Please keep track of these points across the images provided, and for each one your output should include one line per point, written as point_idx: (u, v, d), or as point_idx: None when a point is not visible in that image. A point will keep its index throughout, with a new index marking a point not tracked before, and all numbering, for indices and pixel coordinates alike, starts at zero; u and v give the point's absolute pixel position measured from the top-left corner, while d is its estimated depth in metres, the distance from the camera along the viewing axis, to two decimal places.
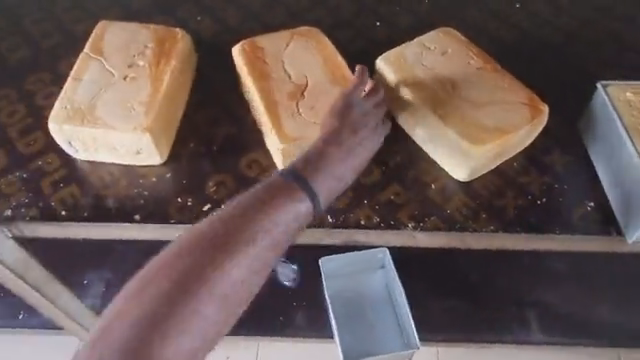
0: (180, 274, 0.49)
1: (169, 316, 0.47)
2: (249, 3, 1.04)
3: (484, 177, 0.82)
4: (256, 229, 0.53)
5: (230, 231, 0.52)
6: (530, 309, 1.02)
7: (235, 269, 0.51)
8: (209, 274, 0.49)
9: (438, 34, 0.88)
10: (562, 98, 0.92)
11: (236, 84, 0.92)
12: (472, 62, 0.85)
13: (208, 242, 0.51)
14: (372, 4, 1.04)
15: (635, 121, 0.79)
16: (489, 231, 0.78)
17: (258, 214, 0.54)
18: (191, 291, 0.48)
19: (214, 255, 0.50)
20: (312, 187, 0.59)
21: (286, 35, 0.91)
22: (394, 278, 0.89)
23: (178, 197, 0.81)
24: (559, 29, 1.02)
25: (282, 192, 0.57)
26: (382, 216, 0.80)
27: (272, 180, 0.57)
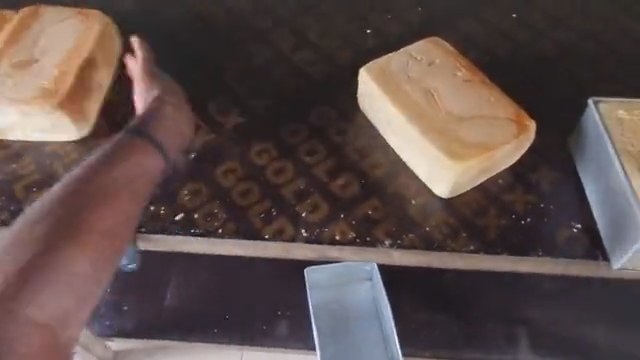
0: (40, 241, 0.60)
1: (40, 262, 0.59)
2: (236, 5, 1.01)
3: (468, 194, 0.79)
4: (105, 191, 0.67)
5: (79, 189, 0.66)
6: (521, 324, 1.00)
7: (98, 217, 0.65)
8: (67, 238, 0.62)
9: (425, 44, 0.85)
10: (552, 113, 0.89)
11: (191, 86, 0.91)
12: (458, 74, 0.82)
13: (62, 206, 0.64)
14: (362, 12, 1.02)
15: (626, 142, 0.75)
16: (469, 252, 0.75)
17: (103, 181, 0.68)
18: (55, 243, 0.61)
19: (70, 220, 0.63)
20: (144, 155, 0.75)
21: (73, 11, 0.91)
22: (381, 290, 0.80)
23: (151, 205, 0.79)
24: (555, 42, 0.99)
25: (127, 157, 0.73)
26: (358, 231, 0.77)
27: (108, 153, 0.72)
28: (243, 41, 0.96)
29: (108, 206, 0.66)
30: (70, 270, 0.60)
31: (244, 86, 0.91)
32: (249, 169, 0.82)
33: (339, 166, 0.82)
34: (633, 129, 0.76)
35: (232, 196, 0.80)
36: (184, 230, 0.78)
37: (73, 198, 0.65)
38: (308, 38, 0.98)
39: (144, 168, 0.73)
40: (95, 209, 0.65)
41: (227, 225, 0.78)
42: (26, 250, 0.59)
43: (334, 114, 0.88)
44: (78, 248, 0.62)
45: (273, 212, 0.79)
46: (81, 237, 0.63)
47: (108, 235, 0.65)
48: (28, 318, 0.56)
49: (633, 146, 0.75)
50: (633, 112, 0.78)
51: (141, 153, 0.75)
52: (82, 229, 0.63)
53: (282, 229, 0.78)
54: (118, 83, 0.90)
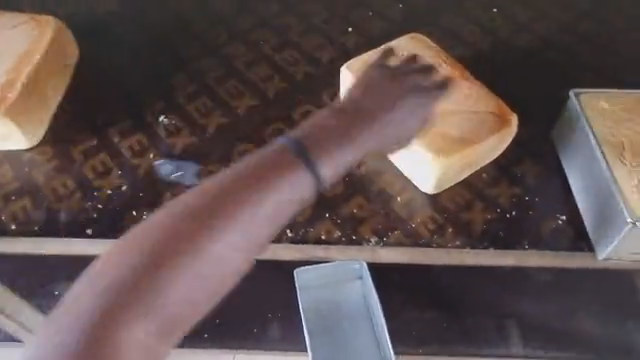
0: (157, 246, 0.46)
1: (111, 315, 0.42)
2: (217, 6, 1.01)
3: (453, 189, 0.79)
4: (243, 205, 0.50)
5: (208, 205, 0.49)
6: None
7: (214, 243, 0.47)
8: (165, 272, 0.45)
9: (406, 41, 0.85)
10: (535, 105, 0.89)
11: (170, 90, 0.90)
12: (440, 68, 0.81)
13: (175, 229, 0.47)
14: (344, 10, 1.02)
15: (607, 132, 0.75)
16: (455, 247, 0.75)
17: (255, 168, 0.53)
18: (140, 284, 0.44)
19: (204, 213, 0.48)
20: (332, 150, 0.59)
21: (26, 16, 0.88)
22: (372, 290, 0.70)
23: (133, 210, 0.78)
24: (536, 35, 0.99)
25: (287, 171, 0.53)
26: (343, 230, 0.77)
27: (261, 156, 0.55)
28: (224, 44, 0.96)
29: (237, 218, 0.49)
30: (222, 268, 0.47)
31: (226, 87, 0.91)
32: None
33: None
34: (613, 119, 0.76)
35: None
36: None
37: (235, 195, 0.50)
38: (290, 38, 0.98)
39: (336, 165, 0.58)
40: (235, 198, 0.50)
41: None
42: (128, 266, 0.45)
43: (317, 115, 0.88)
44: (208, 247, 0.47)
45: None
46: (213, 230, 0.48)
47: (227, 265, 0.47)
48: (143, 332, 0.43)
49: (615, 135, 0.74)
50: (613, 103, 0.78)
51: (293, 166, 0.54)
52: (232, 222, 0.48)
53: None
54: (98, 89, 0.90)
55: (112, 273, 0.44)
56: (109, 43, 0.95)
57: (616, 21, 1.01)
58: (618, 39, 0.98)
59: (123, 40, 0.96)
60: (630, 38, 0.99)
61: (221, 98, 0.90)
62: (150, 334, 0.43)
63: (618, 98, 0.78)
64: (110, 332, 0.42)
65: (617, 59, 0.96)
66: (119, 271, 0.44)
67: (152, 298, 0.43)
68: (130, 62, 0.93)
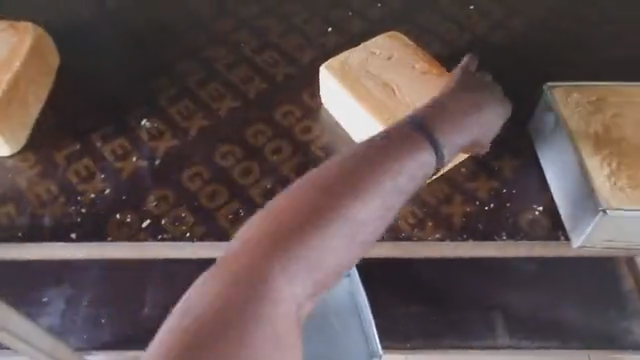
0: (307, 212, 0.46)
1: (253, 284, 0.43)
2: (198, 10, 1.02)
3: (433, 184, 0.81)
4: (378, 179, 0.50)
5: (333, 179, 0.48)
6: (499, 310, 0.97)
7: (348, 217, 0.47)
8: (298, 246, 0.44)
9: (384, 39, 0.86)
10: (512, 100, 0.91)
11: (153, 93, 0.91)
12: (416, 66, 0.83)
13: (308, 204, 0.46)
14: (323, 11, 1.03)
15: (579, 124, 0.77)
16: (434, 240, 0.77)
17: (385, 143, 0.53)
18: (276, 255, 0.44)
19: (344, 180, 0.48)
20: (453, 126, 0.59)
21: (6, 24, 0.89)
22: (358, 286, 0.92)
23: (117, 213, 0.79)
24: (512, 31, 1.01)
25: (403, 150, 0.53)
26: None
27: (386, 136, 0.53)
28: (206, 47, 0.97)
29: (368, 193, 0.48)
30: (359, 234, 0.47)
31: (208, 89, 0.92)
32: (215, 172, 0.83)
33: (304, 165, 0.84)
34: (586, 112, 0.78)
35: (199, 200, 0.80)
36: (150, 237, 0.77)
37: (368, 164, 0.50)
38: (271, 40, 0.99)
39: (454, 143, 0.59)
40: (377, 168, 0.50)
41: (195, 229, 0.78)
42: (265, 233, 0.45)
43: (299, 114, 0.89)
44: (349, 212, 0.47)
45: (241, 212, 0.79)
46: (352, 197, 0.48)
47: (360, 238, 0.47)
48: (294, 291, 0.44)
49: (587, 127, 0.77)
50: (586, 95, 0.80)
51: (419, 145, 0.54)
52: (369, 190, 0.49)
53: None
54: (80, 94, 0.90)
55: (248, 245, 0.44)
56: (90, 48, 0.96)
57: (590, 16, 1.03)
58: (591, 34, 1.01)
59: (105, 45, 0.96)
60: (604, 32, 1.01)
61: (203, 99, 0.91)
62: (296, 297, 0.44)
63: (592, 91, 0.80)
64: (254, 295, 0.42)
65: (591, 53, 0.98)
66: (256, 241, 0.44)
67: (297, 264, 0.44)
68: (111, 67, 0.94)
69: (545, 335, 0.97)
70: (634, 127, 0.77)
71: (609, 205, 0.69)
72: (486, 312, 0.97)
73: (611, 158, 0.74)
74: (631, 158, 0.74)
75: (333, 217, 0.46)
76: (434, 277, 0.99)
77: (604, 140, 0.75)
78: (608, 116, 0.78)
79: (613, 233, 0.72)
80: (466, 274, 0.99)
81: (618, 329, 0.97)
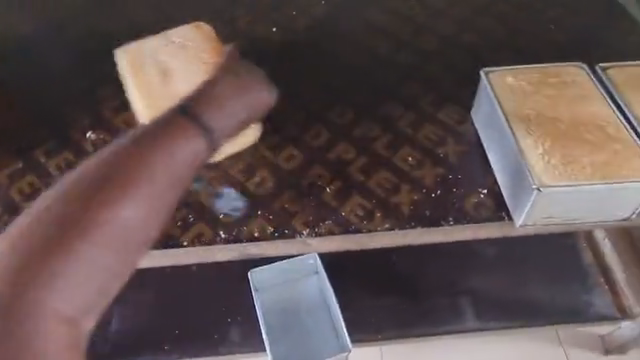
0: (57, 224, 0.40)
1: (17, 301, 0.37)
2: (141, 18, 1.01)
3: (379, 175, 0.82)
4: (157, 165, 0.45)
5: (92, 179, 0.43)
6: (467, 295, 1.05)
7: (111, 213, 0.41)
8: (69, 245, 0.39)
9: (190, 29, 0.89)
10: (455, 87, 0.93)
11: (96, 104, 0.90)
12: (202, 56, 0.86)
13: (75, 198, 0.42)
14: (267, 10, 1.03)
15: (515, 106, 0.79)
16: (384, 230, 0.77)
17: (169, 125, 0.49)
18: (47, 262, 0.38)
19: (98, 188, 0.42)
20: (218, 114, 0.53)
21: None
22: (325, 281, 0.89)
23: None
24: (453, 20, 1.03)
25: (172, 139, 0.47)
26: (275, 225, 0.78)
27: (162, 122, 0.49)
28: None
29: (143, 182, 0.44)
30: (149, 224, 0.42)
31: None
32: None
33: (254, 164, 0.83)
34: (521, 94, 0.81)
35: None
36: None
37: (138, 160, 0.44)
38: None
39: (219, 129, 0.53)
40: (154, 162, 0.45)
41: None
42: (56, 221, 0.40)
43: None
44: (113, 214, 0.41)
45: (190, 218, 0.78)
46: (126, 191, 0.43)
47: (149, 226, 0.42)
48: (62, 305, 0.38)
49: (521, 109, 0.79)
50: (521, 78, 0.83)
51: (185, 136, 0.48)
52: (136, 179, 0.44)
53: (201, 232, 0.77)
54: (20, 111, 0.89)
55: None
56: (29, 63, 0.94)
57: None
58: (531, 17, 1.03)
59: (44, 59, 0.95)
60: (542, 15, 1.03)
61: None
62: (68, 303, 0.38)
63: (526, 74, 0.83)
64: (33, 286, 0.38)
65: (531, 36, 1.00)
66: (21, 251, 0.39)
67: (48, 272, 0.38)
68: (52, 80, 0.92)
69: (512, 314, 1.03)
70: (567, 106, 0.80)
71: (541, 182, 0.72)
72: (454, 298, 1.04)
73: (546, 136, 0.76)
74: (566, 135, 0.76)
75: (107, 218, 0.41)
76: (408, 268, 1.08)
77: (538, 119, 0.78)
78: (542, 97, 0.80)
79: (552, 208, 0.74)
80: (436, 260, 1.09)
81: (575, 302, 1.05)
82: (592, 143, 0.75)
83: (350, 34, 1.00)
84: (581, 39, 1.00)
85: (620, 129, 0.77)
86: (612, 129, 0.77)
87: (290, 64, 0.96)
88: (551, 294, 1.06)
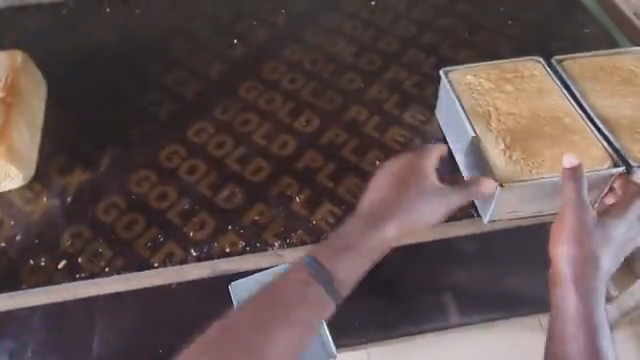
0: (242, 335, 0.44)
1: None
2: (102, 41, 1.01)
3: (348, 181, 0.83)
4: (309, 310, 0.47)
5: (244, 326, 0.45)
6: (449, 292, 0.89)
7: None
8: None
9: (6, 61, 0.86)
10: (419, 88, 0.94)
11: (59, 130, 0.89)
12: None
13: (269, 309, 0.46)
14: (228, 23, 1.03)
15: (475, 103, 0.80)
16: None
17: (333, 239, 0.52)
18: None
19: (247, 319, 0.45)
20: (409, 218, 0.55)
21: None
22: None
23: (30, 258, 0.76)
24: (413, 21, 1.04)
25: (337, 259, 0.51)
26: (247, 239, 0.78)
27: (337, 237, 0.52)
28: (113, 77, 0.96)
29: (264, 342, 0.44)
30: None
31: (117, 118, 0.91)
32: (131, 201, 0.81)
33: (222, 179, 0.83)
34: (481, 91, 0.82)
35: (115, 230, 0.78)
36: (68, 277, 0.75)
37: (274, 305, 0.46)
38: (177, 60, 0.98)
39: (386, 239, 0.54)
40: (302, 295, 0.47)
41: (114, 262, 0.76)
42: (235, 339, 0.44)
43: (213, 129, 0.89)
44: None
45: (160, 238, 0.77)
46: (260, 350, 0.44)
47: None
48: None
49: (482, 106, 0.80)
50: (480, 76, 0.84)
51: (374, 227, 0.54)
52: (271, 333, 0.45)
53: (171, 252, 0.77)
54: None
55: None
56: None
57: None
58: (488, 14, 1.05)
59: None
60: (499, 12, 1.05)
61: (111, 128, 0.90)
62: None
63: (485, 71, 0.84)
64: None
65: (490, 32, 1.02)
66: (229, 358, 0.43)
67: None
68: None
69: (495, 307, 0.90)
70: (527, 101, 0.81)
71: (503, 178, 0.73)
72: (437, 296, 0.89)
73: (507, 132, 0.77)
74: (526, 130, 0.78)
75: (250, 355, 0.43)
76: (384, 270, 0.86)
77: (498, 116, 0.79)
78: (501, 93, 0.82)
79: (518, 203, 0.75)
80: (416, 260, 0.87)
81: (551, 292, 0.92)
82: (552, 136, 0.77)
83: (311, 42, 1.01)
84: (538, 33, 1.02)
85: (579, 121, 0.78)
86: (571, 121, 0.78)
87: (254, 76, 0.96)
88: (533, 283, 0.91)
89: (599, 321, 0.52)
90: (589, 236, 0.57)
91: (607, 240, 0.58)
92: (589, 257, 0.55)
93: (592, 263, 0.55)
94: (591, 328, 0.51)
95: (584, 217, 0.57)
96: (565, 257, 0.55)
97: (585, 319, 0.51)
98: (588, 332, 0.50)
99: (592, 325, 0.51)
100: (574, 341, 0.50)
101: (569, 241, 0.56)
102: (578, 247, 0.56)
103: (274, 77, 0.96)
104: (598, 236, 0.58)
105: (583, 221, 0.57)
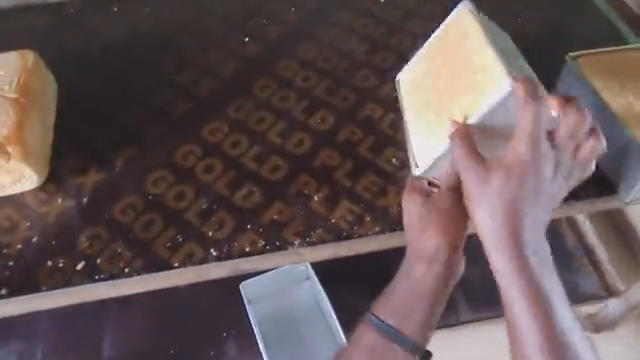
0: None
1: None
2: (112, 41, 1.00)
3: (366, 179, 0.83)
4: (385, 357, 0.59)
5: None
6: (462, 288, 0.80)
7: None
8: None
9: (15, 58, 0.84)
10: None
11: (72, 130, 0.88)
12: (5, 89, 0.81)
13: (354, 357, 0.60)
14: (239, 21, 1.02)
15: (415, 94, 0.73)
16: (375, 233, 0.78)
17: (386, 304, 0.61)
18: None
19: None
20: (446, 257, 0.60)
21: None
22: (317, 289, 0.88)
23: (48, 260, 0.75)
24: (425, 17, 1.04)
25: (399, 318, 0.60)
26: (267, 238, 0.77)
27: (380, 306, 0.61)
28: (124, 76, 0.95)
29: None
30: None
31: (130, 117, 0.90)
32: (148, 202, 0.80)
33: (239, 178, 0.83)
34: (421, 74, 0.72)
35: (133, 231, 0.78)
36: (88, 279, 0.74)
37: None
38: (189, 59, 0.97)
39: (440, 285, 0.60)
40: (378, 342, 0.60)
41: (133, 263, 0.75)
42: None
43: (228, 127, 0.89)
44: None
45: (179, 238, 0.77)
46: None
47: None
48: None
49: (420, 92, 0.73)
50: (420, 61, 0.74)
51: (422, 280, 0.60)
52: None
53: (191, 252, 0.76)
54: None
55: None
56: None
57: None
58: (499, 10, 1.05)
59: None
60: (509, 8, 1.05)
61: (124, 127, 0.89)
62: None
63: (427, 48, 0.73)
64: None
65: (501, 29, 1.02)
66: None
67: None
68: None
69: None
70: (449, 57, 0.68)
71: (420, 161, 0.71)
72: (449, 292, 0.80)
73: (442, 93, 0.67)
74: (462, 75, 0.65)
75: None
76: None
77: (452, 62, 0.67)
78: (415, 74, 0.74)
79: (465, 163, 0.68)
80: None
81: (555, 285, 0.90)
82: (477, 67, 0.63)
83: (323, 40, 1.00)
84: (549, 28, 1.02)
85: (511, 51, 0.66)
86: (470, 49, 0.65)
87: (266, 74, 0.95)
88: None
89: (536, 257, 0.53)
90: (494, 179, 0.54)
91: (519, 165, 0.54)
92: (511, 197, 0.53)
93: (509, 207, 0.53)
94: (529, 268, 0.52)
95: (486, 172, 0.55)
96: (481, 216, 0.54)
97: (520, 265, 0.52)
98: (522, 278, 0.52)
99: (528, 264, 0.52)
100: (515, 288, 0.52)
101: (483, 203, 0.54)
102: (489, 192, 0.54)
103: (287, 75, 0.95)
104: (508, 169, 0.54)
105: (487, 179, 0.54)
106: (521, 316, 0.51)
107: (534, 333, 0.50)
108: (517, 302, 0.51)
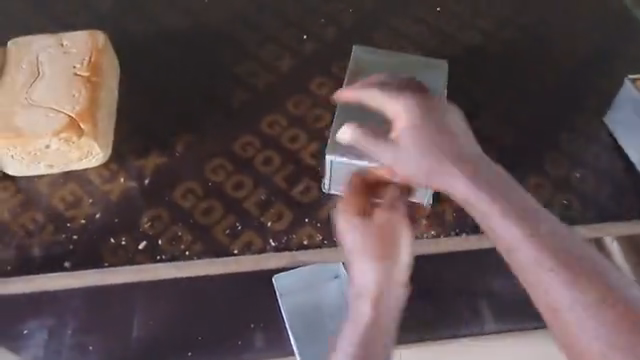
0: None
1: None
2: (171, 26, 0.99)
3: None
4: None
5: None
6: (488, 301, 0.85)
7: None
8: None
9: (86, 36, 0.84)
10: (489, 96, 0.96)
11: (134, 112, 0.90)
12: (77, 67, 0.81)
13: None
14: (297, 18, 1.01)
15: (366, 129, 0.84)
16: (429, 237, 0.82)
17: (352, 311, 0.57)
18: None
19: None
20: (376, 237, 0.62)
21: None
22: (350, 290, 0.80)
23: (111, 237, 0.79)
24: (486, 26, 1.02)
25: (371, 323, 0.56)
26: (325, 234, 0.80)
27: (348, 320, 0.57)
28: (183, 62, 0.96)
29: None
30: None
31: (189, 104, 0.91)
32: (207, 188, 0.83)
33: (297, 172, 0.85)
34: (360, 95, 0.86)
35: (194, 216, 0.81)
36: (150, 259, 0.78)
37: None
38: (248, 51, 0.97)
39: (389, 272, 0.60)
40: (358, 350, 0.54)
41: (194, 247, 0.79)
42: None
43: (287, 123, 0.90)
44: None
45: (238, 226, 0.80)
46: None
47: None
48: None
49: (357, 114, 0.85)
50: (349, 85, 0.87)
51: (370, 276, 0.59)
52: None
53: (250, 241, 0.80)
54: None
55: None
56: None
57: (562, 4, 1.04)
58: (564, 25, 1.02)
59: None
60: (574, 23, 1.03)
61: (183, 114, 0.90)
62: None
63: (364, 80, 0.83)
64: None
65: (562, 44, 1.01)
66: None
67: None
68: None
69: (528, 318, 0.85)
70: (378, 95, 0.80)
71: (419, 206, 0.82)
72: (473, 301, 0.85)
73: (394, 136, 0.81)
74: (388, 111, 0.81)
75: None
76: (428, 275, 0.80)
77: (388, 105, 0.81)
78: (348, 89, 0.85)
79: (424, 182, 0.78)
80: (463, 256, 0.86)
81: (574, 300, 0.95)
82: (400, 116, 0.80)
83: (380, 44, 1.01)
84: (610, 49, 1.01)
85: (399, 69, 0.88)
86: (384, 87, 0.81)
87: (324, 74, 0.97)
88: None
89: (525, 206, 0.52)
90: (403, 137, 0.61)
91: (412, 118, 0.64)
92: (476, 171, 0.54)
93: (477, 182, 0.53)
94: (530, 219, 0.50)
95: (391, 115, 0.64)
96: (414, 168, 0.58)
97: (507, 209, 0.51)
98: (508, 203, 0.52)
99: (525, 220, 0.50)
100: (530, 253, 0.49)
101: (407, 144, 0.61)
102: (421, 157, 0.58)
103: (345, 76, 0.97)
104: (439, 143, 0.58)
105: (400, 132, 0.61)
106: (565, 302, 0.46)
107: (559, 279, 0.47)
108: (542, 273, 0.48)
